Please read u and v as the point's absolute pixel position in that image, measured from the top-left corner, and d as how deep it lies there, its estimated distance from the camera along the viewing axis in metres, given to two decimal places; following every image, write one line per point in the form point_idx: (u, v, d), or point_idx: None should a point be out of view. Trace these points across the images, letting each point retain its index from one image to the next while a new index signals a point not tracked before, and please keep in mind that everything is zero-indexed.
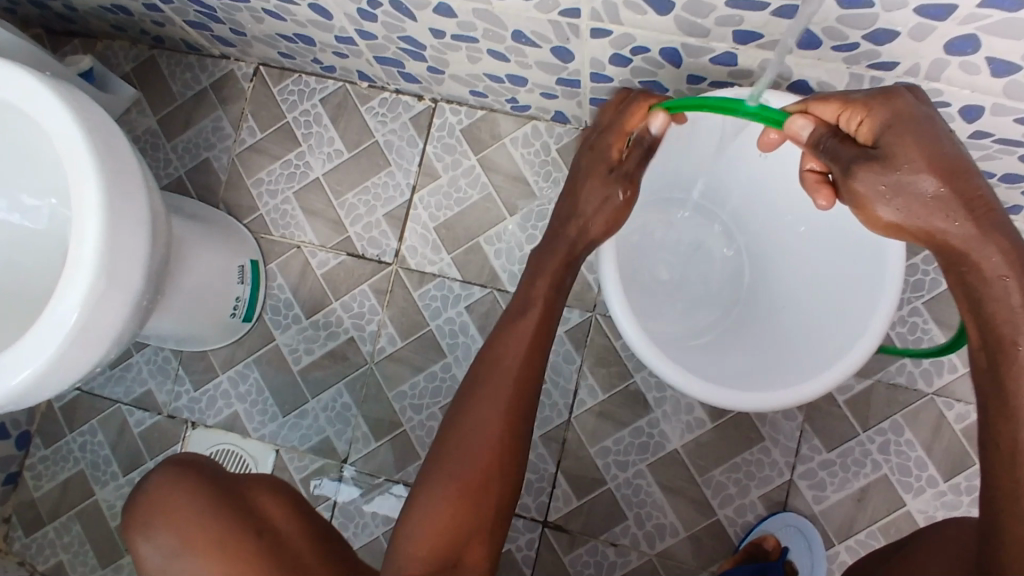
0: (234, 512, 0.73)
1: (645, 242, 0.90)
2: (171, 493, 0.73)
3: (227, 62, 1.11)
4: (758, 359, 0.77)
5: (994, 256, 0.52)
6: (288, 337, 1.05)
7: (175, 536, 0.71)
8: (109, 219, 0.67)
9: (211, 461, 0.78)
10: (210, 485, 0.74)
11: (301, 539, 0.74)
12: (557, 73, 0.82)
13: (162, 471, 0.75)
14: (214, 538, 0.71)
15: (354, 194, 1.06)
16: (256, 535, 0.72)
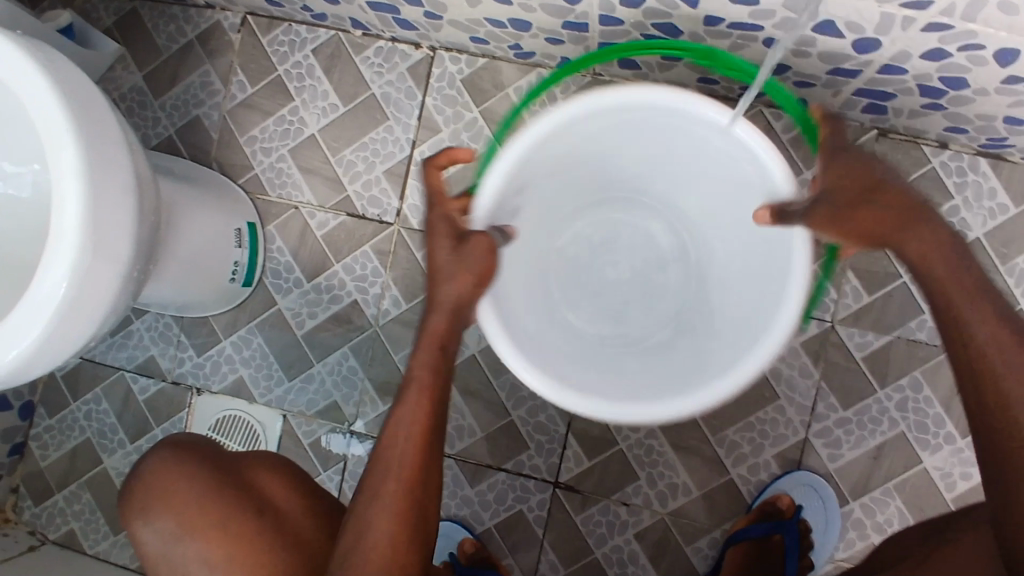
0: (234, 491, 0.72)
1: (587, 260, 0.82)
2: (169, 472, 0.72)
3: (212, 13, 1.05)
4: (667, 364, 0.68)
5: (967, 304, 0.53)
6: (290, 301, 1.03)
7: (174, 517, 0.71)
8: (90, 187, 0.63)
9: (205, 440, 0.77)
10: (210, 465, 0.73)
11: (304, 517, 0.74)
12: (563, 16, 0.77)
13: (158, 452, 0.74)
14: (214, 517, 0.70)
15: (351, 150, 1.01)
16: (257, 516, 0.71)
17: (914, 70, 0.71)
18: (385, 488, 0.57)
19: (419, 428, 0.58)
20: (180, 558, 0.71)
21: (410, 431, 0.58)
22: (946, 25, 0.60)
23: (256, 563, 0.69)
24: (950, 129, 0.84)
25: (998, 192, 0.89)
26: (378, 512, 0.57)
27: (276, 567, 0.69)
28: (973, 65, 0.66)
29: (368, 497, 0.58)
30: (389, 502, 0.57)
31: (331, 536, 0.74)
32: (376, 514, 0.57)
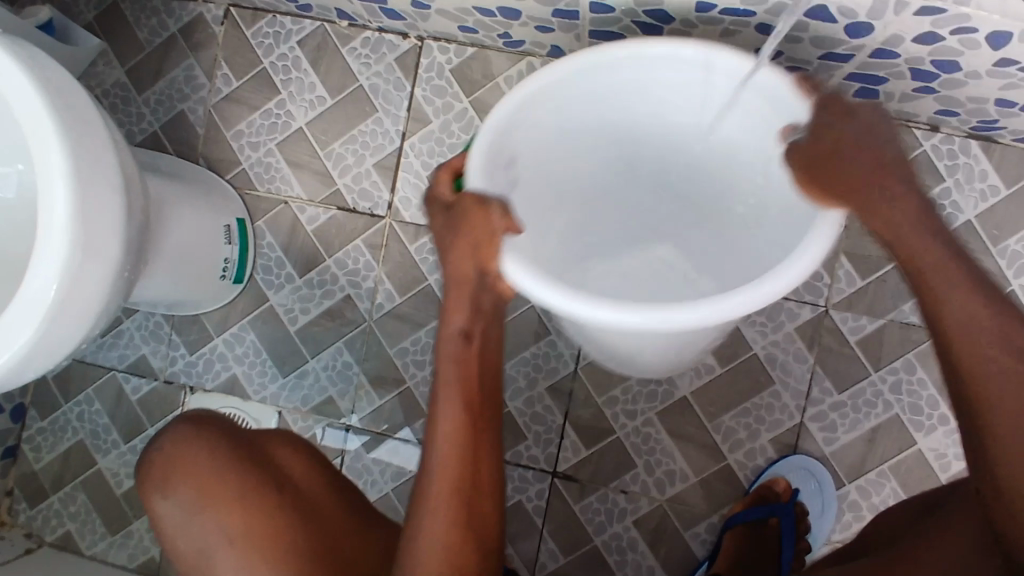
0: (252, 467, 0.71)
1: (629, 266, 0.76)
2: (189, 447, 0.72)
3: (195, 5, 1.03)
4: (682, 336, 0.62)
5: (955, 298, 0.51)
6: (282, 297, 1.02)
7: (192, 492, 0.70)
8: (77, 187, 0.62)
9: (224, 416, 0.77)
10: (225, 440, 0.72)
11: (320, 489, 0.74)
12: (554, 4, 0.76)
13: (178, 427, 0.73)
14: (234, 495, 0.70)
15: (340, 143, 1.00)
16: (276, 491, 0.71)
17: (906, 55, 0.71)
18: (436, 497, 0.58)
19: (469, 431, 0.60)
20: (200, 533, 0.70)
21: (457, 441, 0.59)
22: (939, 9, 0.60)
23: (279, 531, 0.69)
24: (942, 112, 0.84)
25: (989, 174, 0.89)
26: (442, 479, 0.59)
27: (291, 532, 0.69)
28: (966, 48, 0.66)
29: (423, 502, 0.59)
30: (447, 506, 0.58)
31: (349, 514, 0.74)
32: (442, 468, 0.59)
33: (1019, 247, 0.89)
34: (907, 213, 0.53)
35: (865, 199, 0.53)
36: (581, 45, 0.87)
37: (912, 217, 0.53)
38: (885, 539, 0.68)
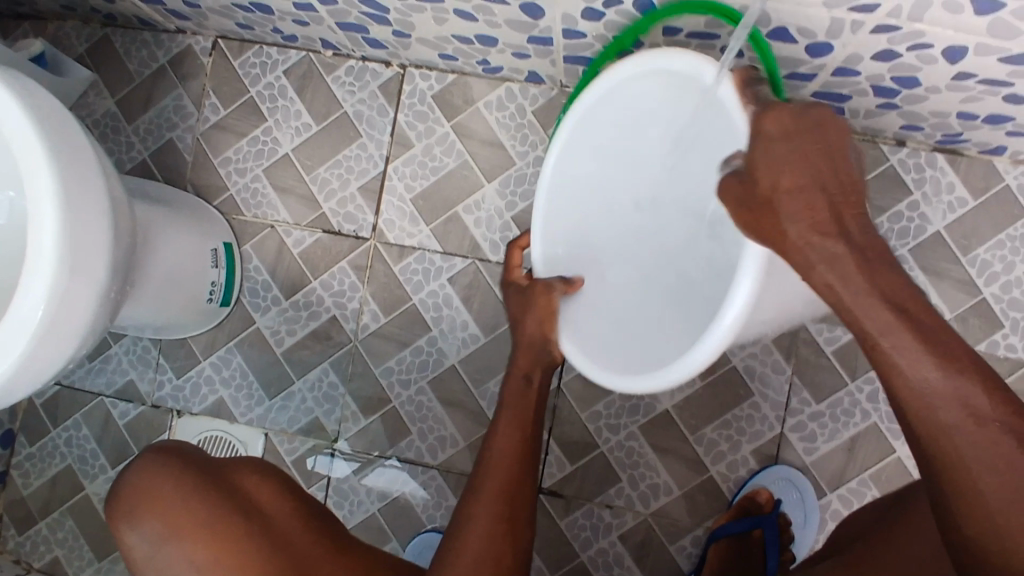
0: (218, 496, 0.70)
1: None
2: (155, 477, 0.70)
3: (183, 37, 1.06)
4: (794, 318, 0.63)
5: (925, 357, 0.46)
6: (269, 319, 1.03)
7: (159, 522, 0.68)
8: (67, 210, 0.64)
9: (192, 448, 0.75)
10: (194, 469, 0.71)
11: (291, 519, 0.72)
12: (528, 31, 0.80)
13: (144, 458, 0.72)
14: (200, 522, 0.68)
15: (325, 168, 1.03)
16: (243, 518, 0.69)
17: (867, 72, 0.74)
18: (482, 509, 0.65)
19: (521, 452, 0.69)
20: (169, 563, 0.68)
21: (508, 458, 0.68)
22: (894, 26, 0.64)
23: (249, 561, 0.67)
24: (907, 127, 0.87)
25: (956, 186, 0.91)
26: (484, 498, 0.66)
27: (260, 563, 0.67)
28: (923, 63, 0.70)
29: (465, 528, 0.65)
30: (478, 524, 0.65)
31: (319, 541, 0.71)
32: (486, 489, 0.67)
33: (989, 255, 0.91)
34: (849, 274, 0.48)
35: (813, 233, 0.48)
36: (556, 70, 0.90)
37: (865, 265, 0.49)
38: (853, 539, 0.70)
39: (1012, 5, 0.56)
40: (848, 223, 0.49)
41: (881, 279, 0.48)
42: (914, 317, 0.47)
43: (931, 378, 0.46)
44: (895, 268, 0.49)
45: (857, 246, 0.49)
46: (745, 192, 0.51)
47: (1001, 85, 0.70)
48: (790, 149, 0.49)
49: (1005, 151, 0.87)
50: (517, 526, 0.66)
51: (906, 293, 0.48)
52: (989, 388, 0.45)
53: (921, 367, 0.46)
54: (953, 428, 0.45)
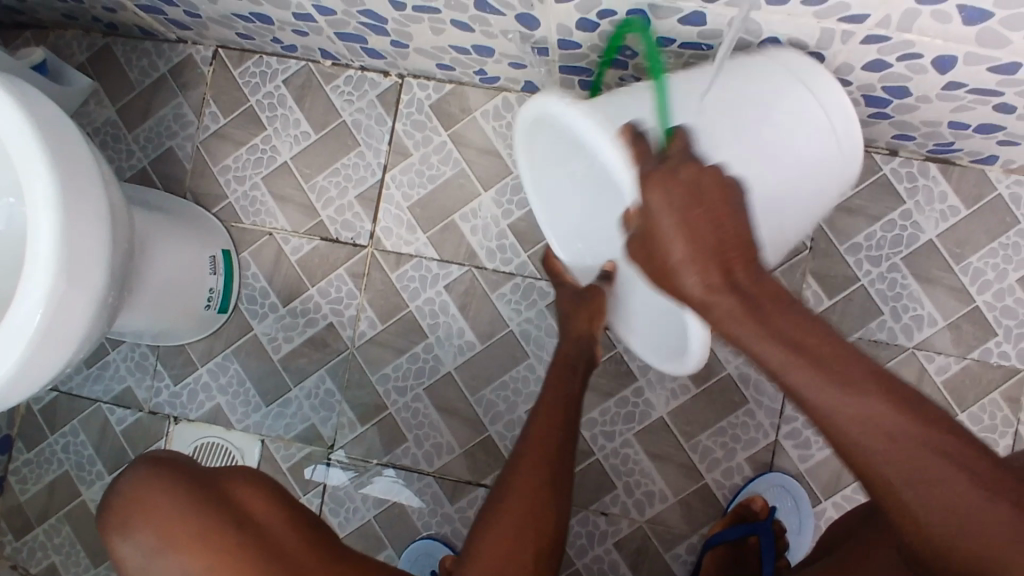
0: (209, 506, 0.70)
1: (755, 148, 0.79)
2: (149, 487, 0.71)
3: (184, 47, 1.07)
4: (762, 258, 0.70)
5: (831, 387, 0.45)
6: (266, 326, 1.04)
7: (154, 533, 0.69)
8: (65, 216, 0.65)
9: (186, 458, 0.76)
10: (186, 479, 0.71)
11: (284, 528, 0.72)
12: (524, 42, 0.81)
13: (138, 469, 0.72)
14: (193, 534, 0.68)
15: (323, 176, 1.04)
16: (236, 527, 0.69)
17: (858, 82, 0.75)
18: (528, 462, 0.73)
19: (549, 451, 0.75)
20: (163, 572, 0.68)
21: (552, 420, 0.77)
22: (884, 36, 0.65)
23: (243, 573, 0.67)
24: (898, 136, 0.88)
25: (948, 195, 0.92)
26: (528, 451, 0.74)
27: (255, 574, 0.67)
28: (913, 73, 0.71)
29: (511, 479, 0.72)
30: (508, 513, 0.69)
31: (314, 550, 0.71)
32: (530, 445, 0.75)
33: (982, 263, 0.91)
34: (745, 322, 0.48)
35: (706, 289, 0.49)
36: (552, 80, 0.91)
37: (755, 309, 0.49)
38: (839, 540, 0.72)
39: (1000, 15, 0.57)
40: (733, 271, 0.50)
41: (773, 321, 0.49)
42: (811, 351, 0.47)
43: (849, 404, 0.45)
44: (787, 305, 0.50)
45: (745, 292, 0.49)
46: (647, 249, 0.53)
47: (991, 94, 0.71)
48: (670, 210, 0.50)
49: (997, 160, 0.88)
50: (546, 516, 0.70)
51: (802, 328, 0.48)
52: (902, 405, 0.44)
53: (831, 404, 0.45)
54: (877, 460, 0.44)
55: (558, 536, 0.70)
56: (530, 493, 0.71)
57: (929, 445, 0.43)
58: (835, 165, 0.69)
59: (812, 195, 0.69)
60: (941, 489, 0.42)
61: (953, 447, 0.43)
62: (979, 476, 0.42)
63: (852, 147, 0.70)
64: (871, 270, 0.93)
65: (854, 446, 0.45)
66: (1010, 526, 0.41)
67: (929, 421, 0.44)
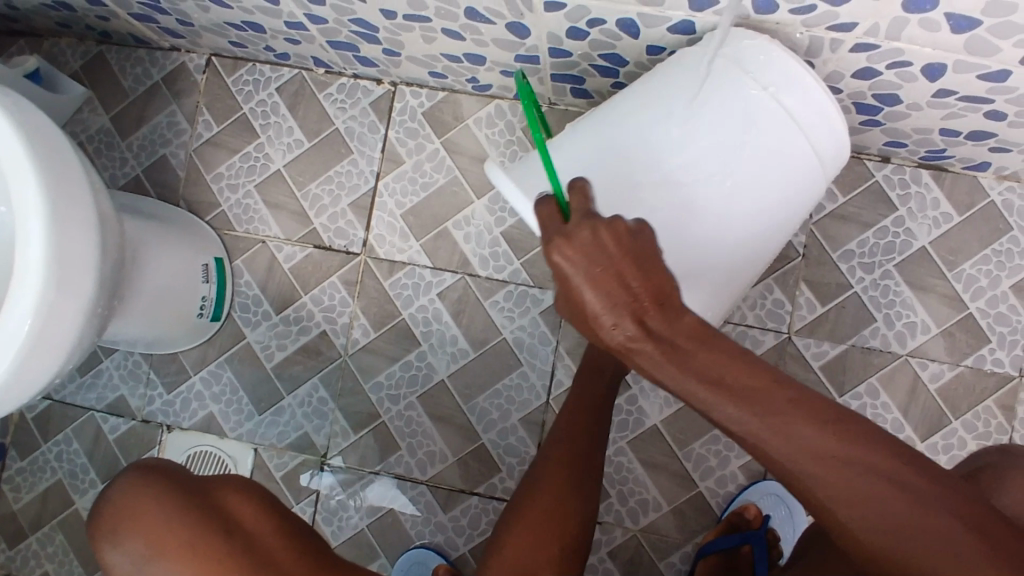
0: (199, 515, 0.69)
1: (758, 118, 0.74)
2: (139, 497, 0.70)
3: (178, 54, 1.08)
4: (763, 230, 0.67)
5: (754, 420, 0.46)
6: (259, 334, 1.04)
7: (143, 542, 0.68)
8: (54, 225, 0.65)
9: (178, 466, 0.75)
10: (176, 488, 0.71)
11: (274, 538, 0.71)
12: (515, 50, 0.81)
13: (129, 477, 0.72)
14: (181, 543, 0.68)
15: (317, 184, 1.04)
16: (226, 537, 0.69)
17: (849, 89, 0.75)
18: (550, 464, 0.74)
19: (563, 458, 0.74)
20: None
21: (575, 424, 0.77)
22: (873, 44, 0.65)
23: None
24: (890, 144, 0.88)
25: (941, 202, 0.92)
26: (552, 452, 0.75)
27: None
28: (903, 81, 0.71)
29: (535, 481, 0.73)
30: (526, 525, 0.70)
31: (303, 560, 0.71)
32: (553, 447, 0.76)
33: (975, 270, 0.91)
34: (668, 366, 0.49)
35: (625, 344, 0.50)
36: (544, 88, 0.91)
37: (675, 352, 0.49)
38: (806, 544, 0.69)
39: (987, 24, 0.57)
40: (648, 318, 0.49)
41: (694, 361, 0.48)
42: (730, 386, 0.47)
43: (776, 436, 0.46)
44: (707, 338, 0.49)
45: (663, 337, 0.49)
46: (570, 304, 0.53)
47: (982, 102, 0.71)
48: (582, 273, 0.50)
49: (989, 167, 0.88)
50: (568, 513, 0.71)
51: (727, 362, 0.48)
52: (825, 423, 0.45)
53: (762, 439, 0.46)
54: (817, 489, 0.45)
55: (582, 534, 0.71)
56: (546, 501, 0.71)
57: (858, 467, 0.44)
58: (800, 133, 0.64)
59: (790, 161, 0.64)
60: (872, 511, 0.44)
61: (876, 459, 0.44)
62: (910, 493, 0.43)
63: (819, 104, 0.64)
64: (864, 277, 0.93)
65: (786, 469, 0.46)
66: (945, 539, 0.42)
67: (856, 441, 0.45)
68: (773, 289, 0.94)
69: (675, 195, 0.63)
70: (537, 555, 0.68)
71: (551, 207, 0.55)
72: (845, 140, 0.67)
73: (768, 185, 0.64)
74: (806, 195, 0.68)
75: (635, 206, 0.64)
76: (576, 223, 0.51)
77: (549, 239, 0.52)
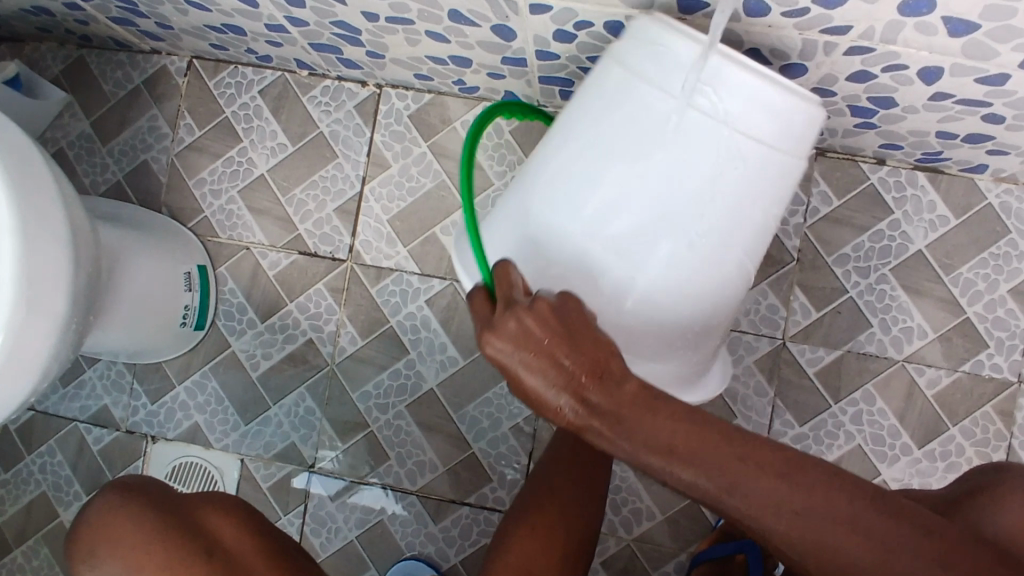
0: (180, 534, 0.68)
1: None
2: (116, 519, 0.68)
3: (158, 57, 1.05)
4: (729, 260, 0.59)
5: (712, 485, 0.48)
6: (244, 343, 1.02)
7: (122, 565, 0.66)
8: (22, 242, 0.63)
9: (158, 483, 0.73)
10: (156, 506, 0.69)
11: (256, 556, 0.70)
12: (501, 53, 0.79)
13: (106, 496, 0.70)
14: (161, 564, 0.66)
15: (301, 189, 1.01)
16: (206, 559, 0.67)
17: (843, 92, 0.73)
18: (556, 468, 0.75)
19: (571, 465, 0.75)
20: None
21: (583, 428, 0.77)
22: (868, 47, 0.63)
23: None
24: (886, 145, 0.86)
25: (937, 204, 0.90)
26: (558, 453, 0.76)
27: None
28: (899, 84, 0.69)
29: (540, 482, 0.74)
30: (533, 526, 0.71)
31: None
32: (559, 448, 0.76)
33: (972, 274, 0.90)
34: (623, 441, 0.50)
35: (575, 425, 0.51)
36: (532, 90, 0.89)
37: (622, 424, 0.50)
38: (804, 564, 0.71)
39: (986, 27, 0.55)
40: (586, 394, 0.50)
41: (642, 429, 0.50)
42: (686, 453, 0.49)
43: (740, 497, 0.48)
44: (651, 401, 0.51)
45: (607, 411, 0.50)
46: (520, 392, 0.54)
47: (979, 105, 0.69)
48: (513, 361, 0.51)
49: (987, 169, 0.86)
50: (573, 518, 0.71)
51: (674, 428, 0.50)
52: (782, 477, 0.48)
53: (722, 496, 0.48)
54: (786, 535, 0.47)
55: (585, 541, 0.71)
56: (553, 508, 0.72)
57: (821, 517, 0.47)
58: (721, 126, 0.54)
59: (738, 174, 0.56)
60: (841, 558, 0.46)
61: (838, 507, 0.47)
62: (875, 536, 0.46)
63: (764, 98, 0.54)
64: (859, 281, 0.91)
65: (761, 528, 0.48)
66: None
67: (813, 491, 0.47)
68: (767, 294, 0.92)
69: (612, 248, 0.58)
70: (539, 561, 0.68)
71: (482, 297, 0.58)
72: (798, 110, 0.56)
73: (718, 199, 0.56)
74: (775, 192, 0.58)
75: (571, 271, 0.59)
76: (502, 312, 0.52)
77: (480, 330, 0.53)
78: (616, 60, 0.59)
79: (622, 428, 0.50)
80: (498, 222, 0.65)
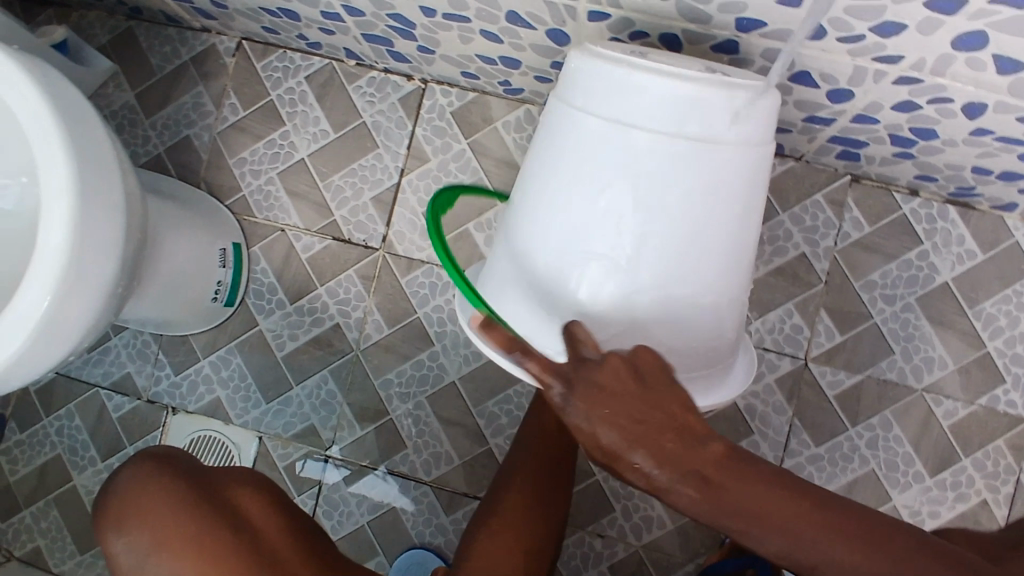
0: (207, 506, 0.69)
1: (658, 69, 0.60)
2: (144, 490, 0.69)
3: (208, 36, 1.07)
4: (724, 265, 0.59)
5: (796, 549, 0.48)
6: (272, 323, 1.03)
7: (148, 535, 0.67)
8: (79, 206, 0.64)
9: (184, 455, 0.75)
10: (186, 476, 0.71)
11: (277, 535, 0.72)
12: (551, 56, 0.81)
13: (133, 468, 0.71)
14: (187, 535, 0.67)
15: (340, 176, 1.03)
16: (234, 533, 0.68)
17: (885, 121, 0.75)
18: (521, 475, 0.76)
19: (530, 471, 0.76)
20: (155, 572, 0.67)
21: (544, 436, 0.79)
22: (916, 78, 0.64)
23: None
24: (920, 177, 0.87)
25: (966, 238, 0.91)
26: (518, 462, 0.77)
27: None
28: (941, 117, 0.70)
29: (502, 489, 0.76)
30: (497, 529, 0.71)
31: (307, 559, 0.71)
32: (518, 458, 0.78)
33: (994, 309, 0.91)
34: (701, 501, 0.50)
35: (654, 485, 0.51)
36: None
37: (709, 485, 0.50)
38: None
39: None
40: (666, 450, 0.50)
41: (732, 495, 0.49)
42: (771, 515, 0.49)
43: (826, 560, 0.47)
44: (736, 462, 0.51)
45: (688, 470, 0.50)
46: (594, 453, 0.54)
47: (1017, 143, 0.71)
48: (589, 417, 0.52)
49: (1017, 208, 0.87)
50: (535, 525, 0.73)
51: (755, 488, 0.49)
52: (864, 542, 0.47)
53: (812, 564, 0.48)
54: None
55: (544, 547, 0.72)
56: (518, 511, 0.73)
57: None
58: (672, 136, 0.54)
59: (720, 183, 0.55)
60: None
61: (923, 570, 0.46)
62: None
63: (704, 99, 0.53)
64: (884, 309, 0.92)
65: None
66: None
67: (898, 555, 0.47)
68: (793, 315, 0.94)
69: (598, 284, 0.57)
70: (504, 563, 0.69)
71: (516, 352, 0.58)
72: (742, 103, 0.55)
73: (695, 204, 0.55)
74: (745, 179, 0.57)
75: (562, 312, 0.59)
76: (575, 369, 0.54)
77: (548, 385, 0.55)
78: (564, 95, 0.59)
79: (701, 486, 0.50)
80: (492, 281, 0.65)
